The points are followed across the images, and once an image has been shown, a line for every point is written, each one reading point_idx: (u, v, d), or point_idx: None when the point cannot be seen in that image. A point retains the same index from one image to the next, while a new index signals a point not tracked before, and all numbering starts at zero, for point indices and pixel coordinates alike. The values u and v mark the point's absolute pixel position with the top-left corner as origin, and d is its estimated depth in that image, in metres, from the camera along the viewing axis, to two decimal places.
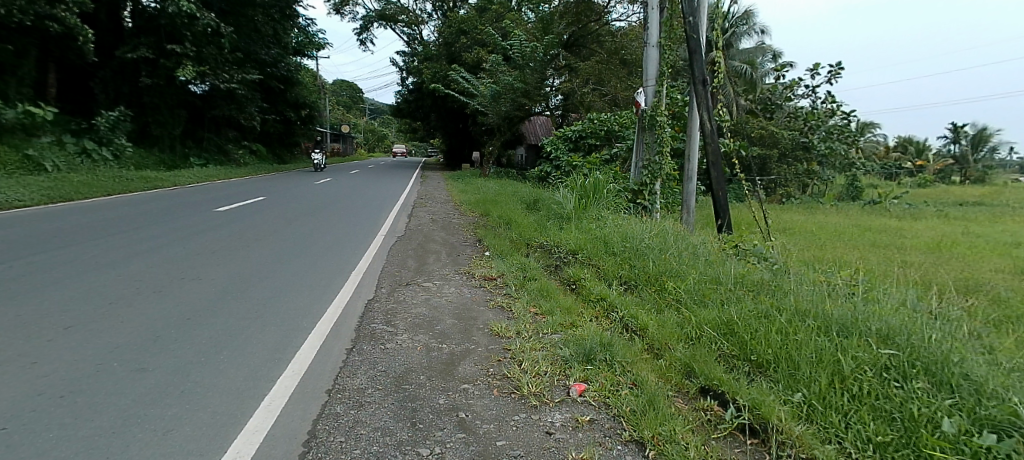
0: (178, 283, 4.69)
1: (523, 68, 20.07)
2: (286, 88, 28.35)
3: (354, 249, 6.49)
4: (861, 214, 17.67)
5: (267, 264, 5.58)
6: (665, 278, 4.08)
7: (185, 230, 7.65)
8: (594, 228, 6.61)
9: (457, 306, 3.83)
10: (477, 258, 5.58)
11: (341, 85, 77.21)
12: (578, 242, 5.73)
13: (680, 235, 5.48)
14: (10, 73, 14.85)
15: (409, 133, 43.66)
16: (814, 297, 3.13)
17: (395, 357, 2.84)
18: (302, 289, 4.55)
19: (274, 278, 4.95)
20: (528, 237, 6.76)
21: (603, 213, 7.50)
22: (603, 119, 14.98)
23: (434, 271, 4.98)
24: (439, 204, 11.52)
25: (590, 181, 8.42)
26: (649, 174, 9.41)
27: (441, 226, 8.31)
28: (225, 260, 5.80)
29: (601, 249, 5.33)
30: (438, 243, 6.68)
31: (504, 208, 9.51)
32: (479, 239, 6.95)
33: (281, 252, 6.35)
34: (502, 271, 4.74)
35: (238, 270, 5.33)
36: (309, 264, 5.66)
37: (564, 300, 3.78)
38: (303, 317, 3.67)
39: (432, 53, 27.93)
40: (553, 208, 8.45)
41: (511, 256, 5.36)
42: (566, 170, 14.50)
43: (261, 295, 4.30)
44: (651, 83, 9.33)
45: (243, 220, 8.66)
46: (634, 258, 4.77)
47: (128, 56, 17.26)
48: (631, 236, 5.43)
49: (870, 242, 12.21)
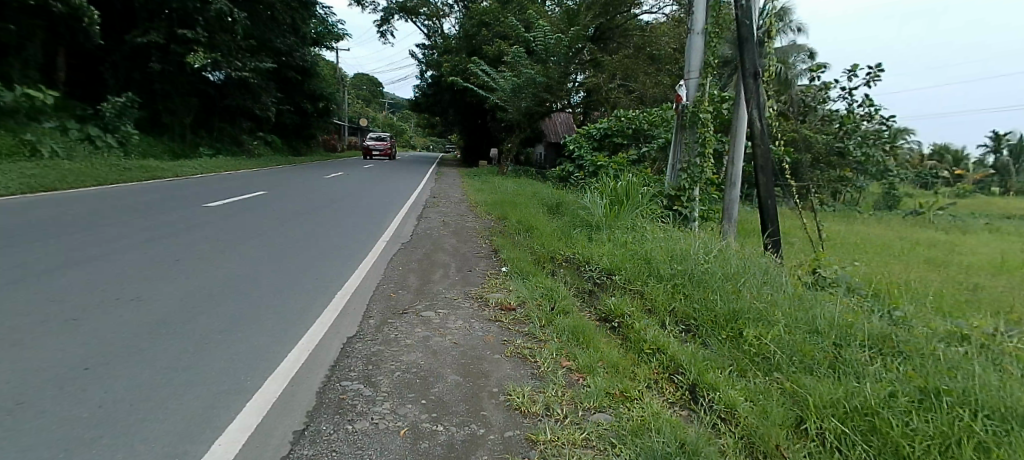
0: (122, 294, 3.76)
1: (545, 62, 19.09)
2: (303, 79, 27.76)
3: (352, 255, 5.63)
4: (903, 225, 16.36)
5: (246, 270, 4.69)
6: (740, 322, 3.08)
7: (167, 226, 6.76)
8: (630, 241, 5.61)
9: (464, 352, 2.87)
10: (492, 277, 4.62)
11: (361, 79, 77.05)
12: (616, 259, 4.76)
13: (741, 257, 4.46)
14: (14, 53, 14.44)
15: (426, 127, 42.87)
16: (997, 380, 2.11)
17: (365, 453, 1.88)
18: (274, 307, 3.65)
19: (243, 290, 4.04)
20: (551, 250, 5.79)
21: (639, 222, 6.54)
22: (631, 116, 13.86)
23: (439, 295, 4.02)
24: (452, 205, 10.58)
25: (622, 184, 7.48)
26: (689, 178, 8.39)
27: (453, 231, 7.36)
28: (194, 263, 4.89)
29: (646, 270, 4.34)
30: (448, 254, 5.72)
31: (524, 212, 8.59)
32: (495, 249, 5.99)
33: (264, 255, 5.46)
34: (524, 298, 3.76)
35: (208, 276, 4.43)
36: (296, 270, 4.80)
37: (608, 351, 2.79)
38: (262, 358, 2.78)
39: (452, 46, 27.00)
40: (580, 214, 7.49)
41: (534, 276, 4.37)
42: (590, 170, 13.56)
43: (219, 318, 3.38)
44: (695, 75, 8.29)
45: (235, 218, 7.77)
46: (692, 289, 3.77)
47: (137, 40, 16.69)
48: (683, 257, 4.43)
49: (924, 258, 11.01)
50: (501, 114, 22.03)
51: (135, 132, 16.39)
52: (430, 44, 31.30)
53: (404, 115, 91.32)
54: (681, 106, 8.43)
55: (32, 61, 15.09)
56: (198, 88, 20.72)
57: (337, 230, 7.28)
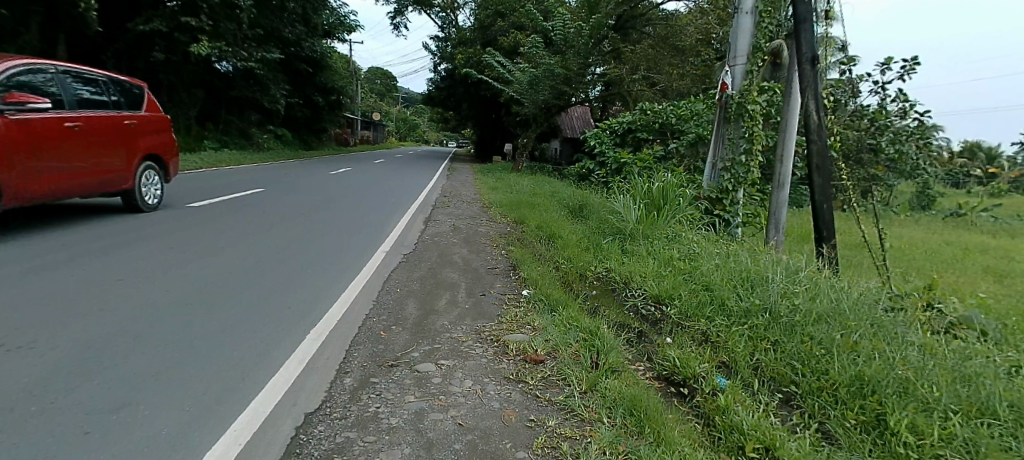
0: (21, 333, 2.84)
1: (564, 53, 18.11)
2: (315, 72, 27.10)
3: (341, 268, 4.77)
4: (947, 228, 15.09)
5: (205, 292, 3.82)
6: (875, 400, 2.12)
7: (136, 230, 5.87)
8: (677, 257, 4.69)
9: (471, 442, 1.96)
10: (512, 306, 3.67)
11: (376, 74, 76.79)
12: (668, 284, 3.84)
13: (833, 287, 3.45)
14: (10, 41, 13.86)
15: (439, 122, 41.87)
16: None
17: None
18: (220, 350, 2.77)
19: (187, 323, 3.14)
20: (582, 267, 4.90)
21: (679, 232, 5.64)
22: (657, 110, 12.72)
23: (443, 335, 3.09)
24: (464, 205, 9.67)
25: (657, 186, 6.56)
26: (732, 180, 7.40)
27: (463, 239, 6.45)
28: (141, 281, 3.98)
29: (711, 305, 3.41)
30: (457, 269, 4.81)
31: (544, 215, 7.72)
32: (514, 264, 5.07)
33: (234, 268, 4.58)
34: (555, 345, 2.83)
35: (154, 300, 3.54)
36: (269, 291, 3.94)
37: (692, 452, 1.86)
38: (170, 451, 1.86)
39: (466, 37, 26.11)
40: (609, 220, 6.58)
41: (565, 309, 3.44)
42: (611, 168, 12.60)
43: (140, 369, 2.48)
44: (741, 62, 7.27)
45: (220, 219, 6.89)
46: (783, 336, 2.79)
47: (139, 28, 16.01)
48: (757, 289, 3.46)
49: (984, 265, 9.87)
50: (516, 108, 20.96)
51: None
52: (445, 36, 30.41)
53: (418, 110, 90.16)
54: (725, 97, 7.42)
55: (30, 50, 14.47)
56: (203, 79, 20.05)
57: (330, 236, 6.35)
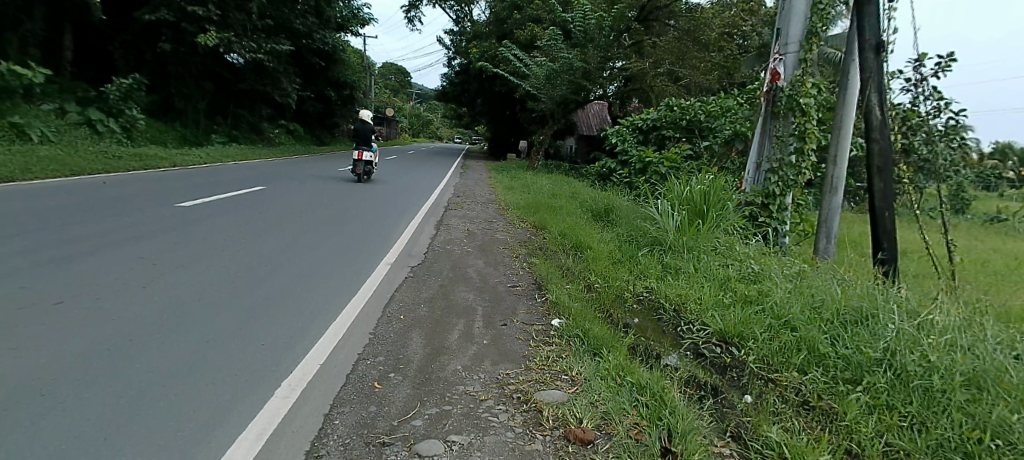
0: None
1: (584, 46, 17.22)
2: (327, 66, 26.55)
3: (339, 283, 4.10)
4: (998, 236, 13.95)
5: (170, 315, 3.20)
6: None
7: (120, 230, 5.33)
8: (735, 279, 3.92)
9: None
10: (541, 344, 2.92)
11: (390, 69, 76.57)
12: (735, 318, 3.09)
13: (962, 329, 2.64)
14: (12, 29, 13.41)
15: (453, 118, 41.13)
16: None
17: None
18: (159, 413, 2.11)
19: (129, 368, 2.50)
20: (619, 288, 4.15)
21: (727, 247, 4.87)
22: (685, 105, 11.70)
23: (454, 390, 2.36)
24: (479, 207, 8.96)
25: (700, 189, 5.87)
26: (780, 182, 6.60)
27: (479, 247, 5.73)
28: (95, 300, 3.37)
29: (802, 352, 2.67)
30: (472, 288, 4.07)
31: (567, 220, 6.98)
32: (539, 283, 4.30)
33: (214, 281, 3.95)
34: (608, 413, 2.11)
35: (103, 330, 2.93)
36: (247, 316, 3.28)
37: None
38: None
39: (482, 31, 25.32)
40: (643, 227, 5.84)
41: (610, 352, 2.70)
42: (635, 167, 11.77)
43: (43, 447, 1.86)
44: (793, 49, 6.49)
45: (215, 218, 6.33)
46: (924, 410, 2.05)
47: (145, 16, 15.46)
48: (856, 334, 2.71)
49: None
50: (532, 104, 20.12)
51: (142, 117, 15.23)
52: (459, 31, 29.66)
53: (432, 106, 89.52)
54: (775, 89, 6.64)
55: (34, 39, 14.03)
56: (212, 71, 19.56)
57: (331, 240, 5.68)
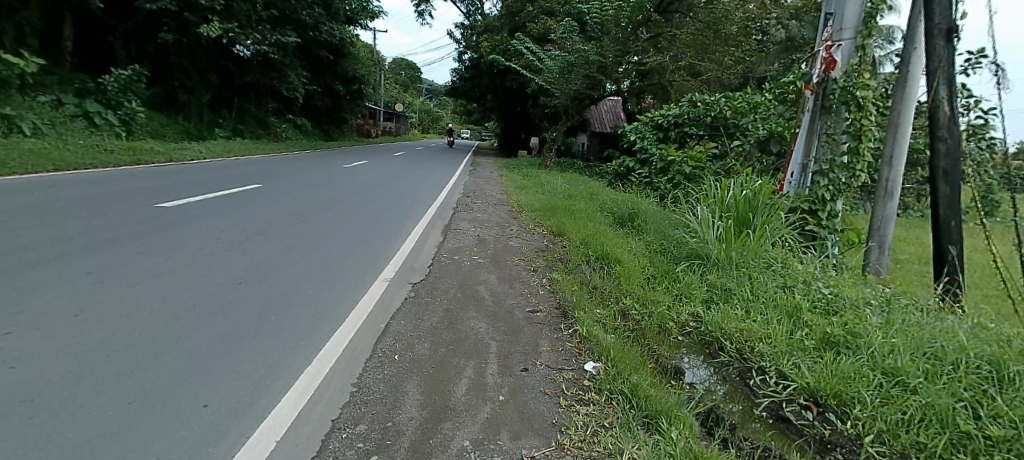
0: None
1: (601, 38, 16.35)
2: (335, 59, 25.91)
3: (326, 304, 3.35)
4: None
5: (112, 344, 2.52)
6: None
7: (85, 227, 4.65)
8: (807, 308, 3.20)
9: None
10: (577, 402, 2.25)
11: (400, 65, 76.05)
12: (823, 369, 2.40)
13: None
14: (8, 17, 12.86)
15: (462, 114, 40.42)
16: None
17: None
18: None
19: (4, 455, 1.73)
20: (660, 315, 3.43)
21: (782, 266, 4.14)
22: (710, 101, 10.77)
23: None
24: (491, 208, 8.26)
25: (744, 195, 5.15)
26: (830, 187, 5.85)
27: (491, 258, 5.02)
28: (7, 325, 2.59)
29: (938, 430, 1.97)
30: (483, 315, 3.38)
31: (588, 226, 6.26)
32: (564, 308, 3.60)
33: (174, 295, 3.18)
34: None
35: (11, 370, 2.22)
36: (203, 352, 2.53)
37: None
38: None
39: (494, 24, 24.50)
40: (678, 238, 5.10)
41: (672, 428, 2.01)
42: (656, 167, 10.98)
43: None
44: (848, 36, 5.69)
45: (197, 213, 5.64)
46: None
47: (146, 5, 14.82)
48: (1012, 412, 1.98)
49: None
50: (545, 99, 19.32)
51: (142, 109, 14.64)
52: (471, 24, 28.84)
53: (442, 103, 88.94)
54: (826, 80, 5.83)
55: (31, 28, 13.48)
56: (217, 63, 19.02)
57: (325, 242, 4.97)
